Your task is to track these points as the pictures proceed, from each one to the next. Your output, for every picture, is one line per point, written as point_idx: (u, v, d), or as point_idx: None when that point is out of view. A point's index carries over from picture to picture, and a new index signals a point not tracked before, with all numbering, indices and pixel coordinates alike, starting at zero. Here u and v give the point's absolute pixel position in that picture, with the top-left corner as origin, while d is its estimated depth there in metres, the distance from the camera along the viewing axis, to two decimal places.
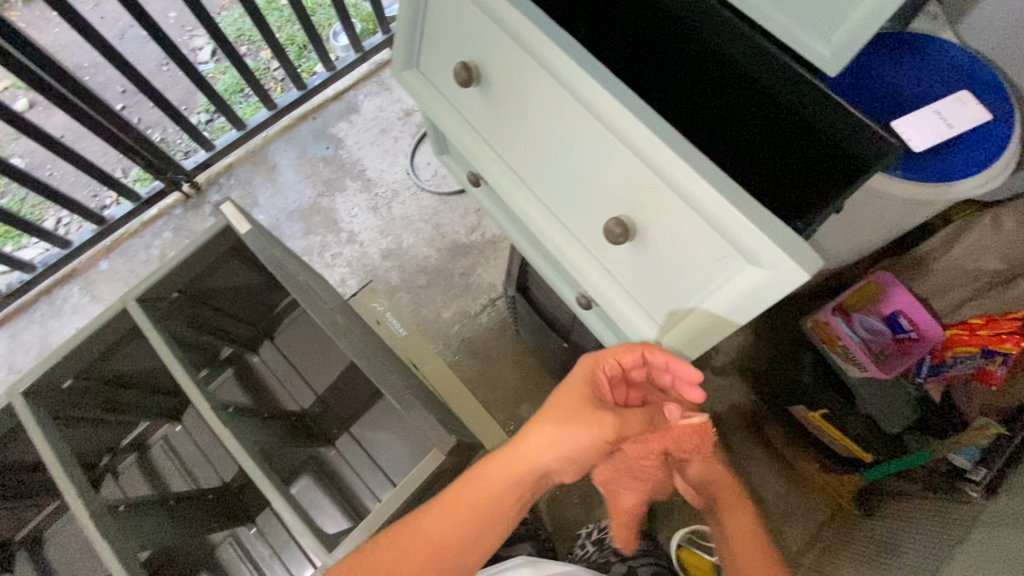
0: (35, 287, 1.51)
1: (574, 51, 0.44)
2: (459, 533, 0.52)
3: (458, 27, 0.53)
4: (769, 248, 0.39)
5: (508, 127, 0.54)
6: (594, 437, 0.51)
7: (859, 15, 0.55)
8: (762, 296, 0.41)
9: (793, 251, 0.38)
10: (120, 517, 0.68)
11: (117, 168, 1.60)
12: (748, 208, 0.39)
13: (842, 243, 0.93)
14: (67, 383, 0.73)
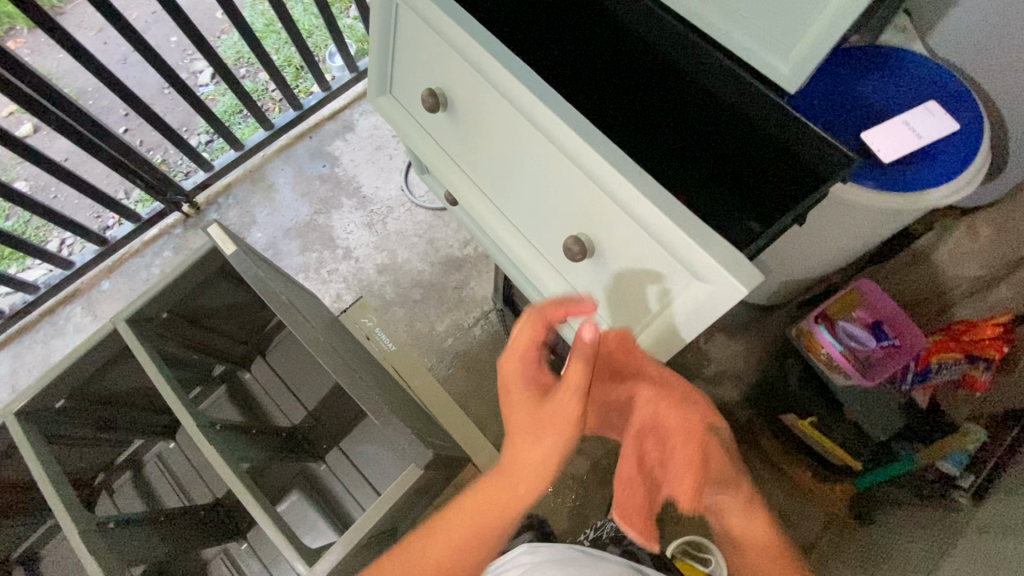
0: (39, 308, 1.54)
1: (529, 80, 0.47)
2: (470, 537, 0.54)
3: (425, 57, 0.56)
4: (711, 265, 0.41)
5: (474, 150, 0.57)
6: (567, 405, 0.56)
7: (814, 34, 0.57)
8: (709, 310, 0.44)
9: (734, 267, 0.40)
10: (109, 532, 0.69)
11: (119, 189, 1.64)
12: (692, 228, 0.41)
13: (820, 253, 0.94)
14: (59, 403, 0.75)
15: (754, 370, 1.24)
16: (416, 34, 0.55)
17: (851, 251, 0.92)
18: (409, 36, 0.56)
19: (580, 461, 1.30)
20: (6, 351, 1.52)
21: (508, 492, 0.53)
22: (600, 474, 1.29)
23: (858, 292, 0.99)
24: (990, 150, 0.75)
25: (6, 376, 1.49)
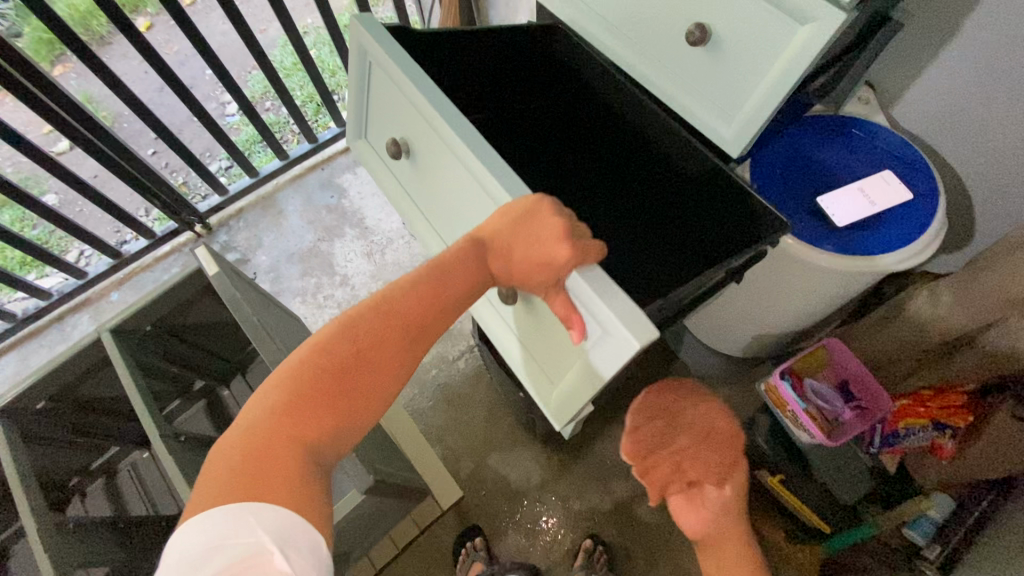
0: (50, 314, 1.62)
1: (473, 142, 0.52)
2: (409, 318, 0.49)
3: (392, 108, 0.61)
4: (613, 320, 0.45)
5: (433, 192, 0.62)
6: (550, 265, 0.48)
7: (754, 104, 0.62)
8: (615, 360, 0.47)
9: (635, 328, 0.44)
10: (67, 532, 0.72)
11: (140, 208, 1.74)
12: (601, 287, 0.46)
13: (786, 310, 0.96)
14: (40, 405, 0.80)
15: None
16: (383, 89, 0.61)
17: (809, 313, 0.96)
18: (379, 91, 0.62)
19: (551, 503, 1.30)
20: (12, 353, 1.59)
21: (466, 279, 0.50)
22: (570, 518, 1.29)
23: (826, 350, 1.00)
24: (944, 220, 0.78)
25: (10, 377, 1.56)
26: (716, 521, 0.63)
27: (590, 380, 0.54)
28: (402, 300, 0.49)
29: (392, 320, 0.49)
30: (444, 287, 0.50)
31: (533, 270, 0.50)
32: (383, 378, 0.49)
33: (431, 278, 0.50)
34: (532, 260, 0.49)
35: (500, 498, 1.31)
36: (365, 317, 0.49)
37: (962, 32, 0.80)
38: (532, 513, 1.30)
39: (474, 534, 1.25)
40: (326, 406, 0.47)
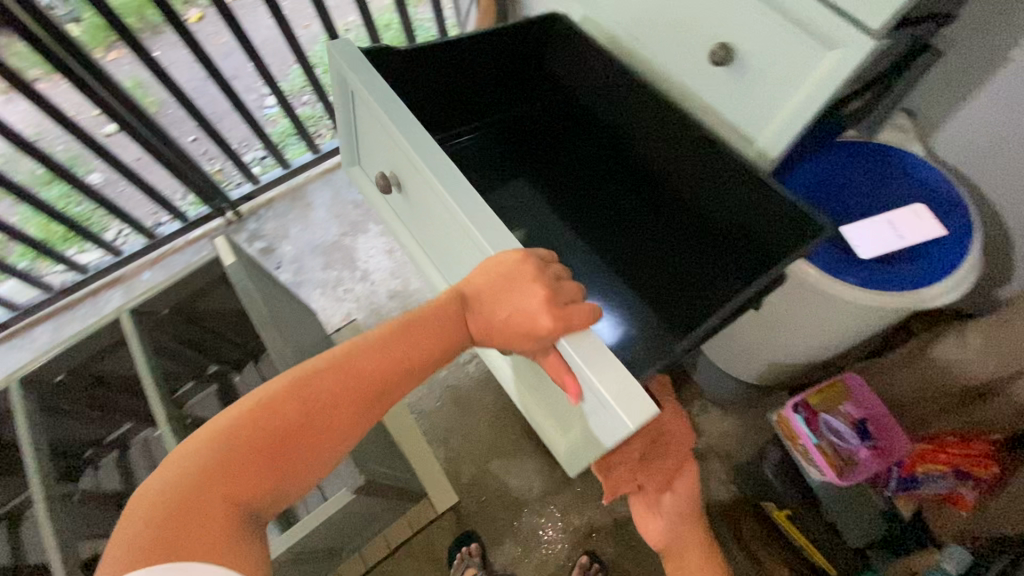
0: (85, 288, 1.70)
1: (447, 182, 0.60)
2: (378, 374, 0.51)
3: (388, 150, 0.70)
4: (614, 394, 0.49)
5: (431, 223, 0.70)
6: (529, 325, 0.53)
7: (783, 116, 0.64)
8: (612, 431, 0.53)
9: (634, 413, 0.48)
10: (68, 503, 0.75)
11: (177, 191, 1.79)
12: (599, 360, 0.51)
13: (802, 341, 0.93)
14: (61, 378, 0.84)
15: (741, 451, 1.19)
16: (367, 122, 0.73)
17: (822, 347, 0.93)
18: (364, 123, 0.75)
19: (550, 516, 1.29)
20: (48, 322, 1.68)
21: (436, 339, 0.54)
22: (568, 533, 1.27)
23: (843, 385, 0.96)
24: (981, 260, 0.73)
25: (44, 345, 1.65)
26: (672, 517, 0.75)
27: (587, 439, 0.62)
28: (370, 357, 0.52)
29: (358, 377, 0.50)
30: (415, 344, 0.53)
31: (514, 331, 0.54)
32: (337, 432, 0.50)
33: (403, 340, 0.53)
34: (515, 324, 0.54)
35: (499, 506, 1.31)
36: (329, 371, 0.50)
37: (1010, 64, 0.76)
38: (530, 524, 1.29)
39: (470, 540, 1.25)
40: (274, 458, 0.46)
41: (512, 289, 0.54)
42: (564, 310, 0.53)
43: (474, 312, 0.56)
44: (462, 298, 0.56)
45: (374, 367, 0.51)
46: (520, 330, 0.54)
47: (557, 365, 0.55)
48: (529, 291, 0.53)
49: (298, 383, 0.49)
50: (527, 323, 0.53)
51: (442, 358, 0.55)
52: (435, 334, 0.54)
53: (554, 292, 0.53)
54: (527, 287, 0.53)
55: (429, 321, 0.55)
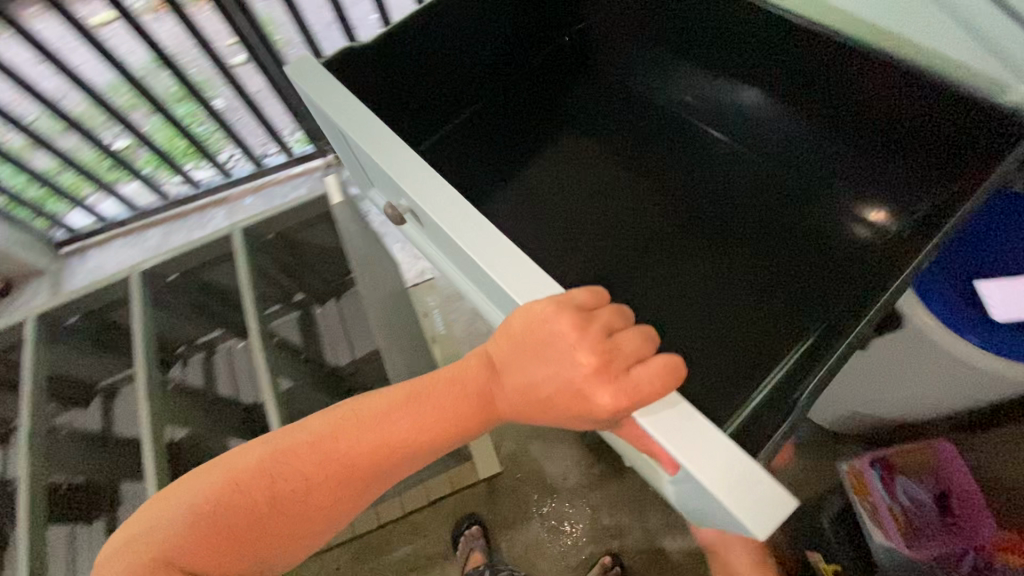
0: (196, 202, 1.91)
1: (424, 185, 0.68)
2: (407, 443, 0.55)
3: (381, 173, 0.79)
4: (730, 491, 0.47)
5: (444, 243, 0.77)
6: (567, 393, 0.53)
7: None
8: (730, 521, 0.51)
9: (750, 507, 0.46)
10: (162, 391, 0.84)
11: (287, 126, 1.85)
12: (704, 441, 0.49)
13: (904, 392, 0.87)
14: (172, 278, 0.93)
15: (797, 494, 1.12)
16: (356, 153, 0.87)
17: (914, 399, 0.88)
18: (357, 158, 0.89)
19: (580, 508, 1.29)
20: (160, 227, 1.90)
21: (465, 412, 0.56)
22: (594, 529, 1.27)
23: (932, 452, 0.89)
24: None
25: (155, 245, 1.87)
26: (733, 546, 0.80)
27: (694, 509, 0.63)
28: (359, 441, 0.54)
29: (380, 449, 0.54)
30: (446, 416, 0.56)
31: (560, 401, 0.54)
32: (356, 488, 0.55)
33: (407, 425, 0.55)
34: (552, 398, 0.54)
35: (531, 486, 1.32)
36: (303, 453, 0.54)
37: None
38: (558, 510, 1.30)
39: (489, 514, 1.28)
40: (238, 538, 0.52)
41: (552, 354, 0.54)
42: (610, 373, 0.52)
43: (500, 378, 0.58)
44: (491, 361, 0.59)
45: (360, 454, 0.54)
46: (568, 401, 0.53)
47: (638, 435, 0.55)
48: (569, 357, 0.52)
49: (268, 461, 0.54)
50: (574, 395, 0.52)
51: (450, 442, 0.57)
52: (437, 421, 0.55)
53: (607, 363, 0.52)
54: (574, 350, 0.52)
55: (433, 400, 0.56)
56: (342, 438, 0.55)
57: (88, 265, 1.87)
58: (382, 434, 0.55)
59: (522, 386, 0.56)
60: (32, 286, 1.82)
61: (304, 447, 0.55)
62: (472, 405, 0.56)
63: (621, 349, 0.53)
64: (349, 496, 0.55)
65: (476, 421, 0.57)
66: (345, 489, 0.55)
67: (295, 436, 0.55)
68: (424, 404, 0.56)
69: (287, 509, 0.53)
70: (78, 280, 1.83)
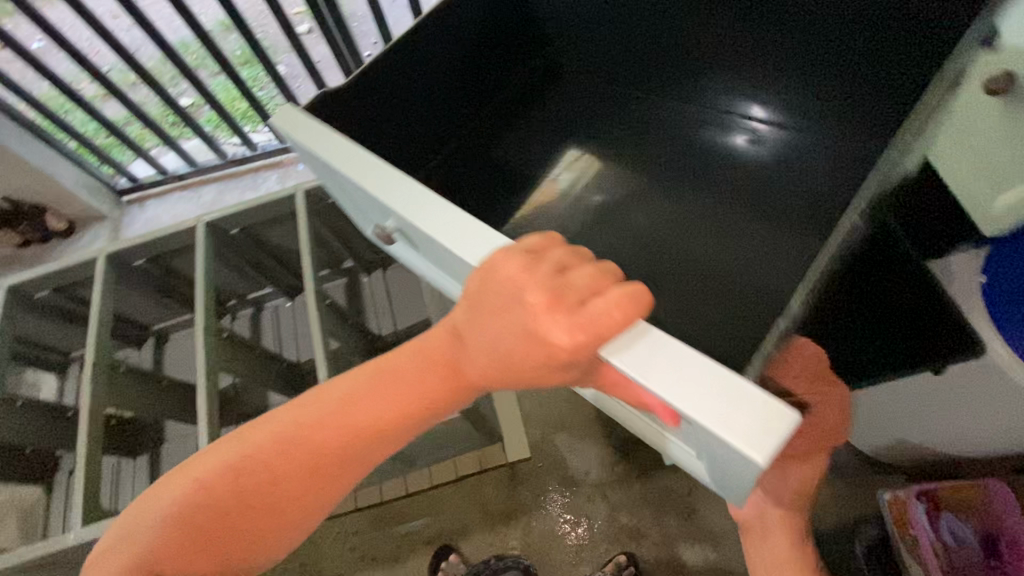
0: (251, 164, 1.93)
1: (368, 173, 0.69)
2: (380, 416, 0.58)
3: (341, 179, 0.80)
4: (720, 417, 0.43)
5: (417, 243, 0.77)
6: (527, 347, 0.51)
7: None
8: (740, 466, 0.45)
9: (749, 434, 0.41)
10: (217, 338, 0.89)
11: None
12: (683, 368, 0.46)
13: (963, 425, 0.84)
14: (234, 232, 0.98)
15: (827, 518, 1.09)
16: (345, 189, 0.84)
17: (953, 413, 0.83)
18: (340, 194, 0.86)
19: (599, 505, 1.29)
20: (215, 185, 1.93)
21: (438, 386, 0.58)
22: (612, 527, 1.27)
23: (983, 490, 0.85)
24: None
25: (209, 202, 1.90)
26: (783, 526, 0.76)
27: (724, 481, 0.58)
28: (313, 426, 0.59)
29: (352, 423, 0.58)
30: (415, 387, 0.58)
31: (518, 356, 0.53)
32: (342, 463, 0.59)
33: (365, 403, 0.58)
34: (501, 364, 0.54)
35: (552, 477, 1.32)
36: (262, 443, 0.60)
37: None
38: (578, 504, 1.29)
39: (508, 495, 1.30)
40: (233, 514, 0.59)
41: (502, 302, 0.54)
42: (560, 310, 0.51)
43: (464, 344, 0.58)
44: (457, 331, 0.59)
45: (327, 439, 0.58)
46: (529, 356, 0.52)
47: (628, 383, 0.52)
48: (518, 308, 0.52)
49: (254, 446, 0.60)
50: (534, 350, 0.51)
51: (426, 415, 0.60)
52: (398, 408, 0.58)
53: (560, 299, 0.51)
54: (523, 295, 0.52)
55: (389, 381, 0.59)
56: (317, 418, 0.59)
57: (146, 216, 1.93)
58: (355, 409, 0.58)
59: (481, 352, 0.56)
60: (93, 231, 1.89)
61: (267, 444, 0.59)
62: (439, 375, 0.58)
63: (576, 288, 0.52)
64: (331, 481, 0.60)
65: (452, 391, 0.59)
66: (324, 475, 0.59)
67: (257, 435, 0.60)
68: (393, 375, 0.59)
69: (276, 494, 0.59)
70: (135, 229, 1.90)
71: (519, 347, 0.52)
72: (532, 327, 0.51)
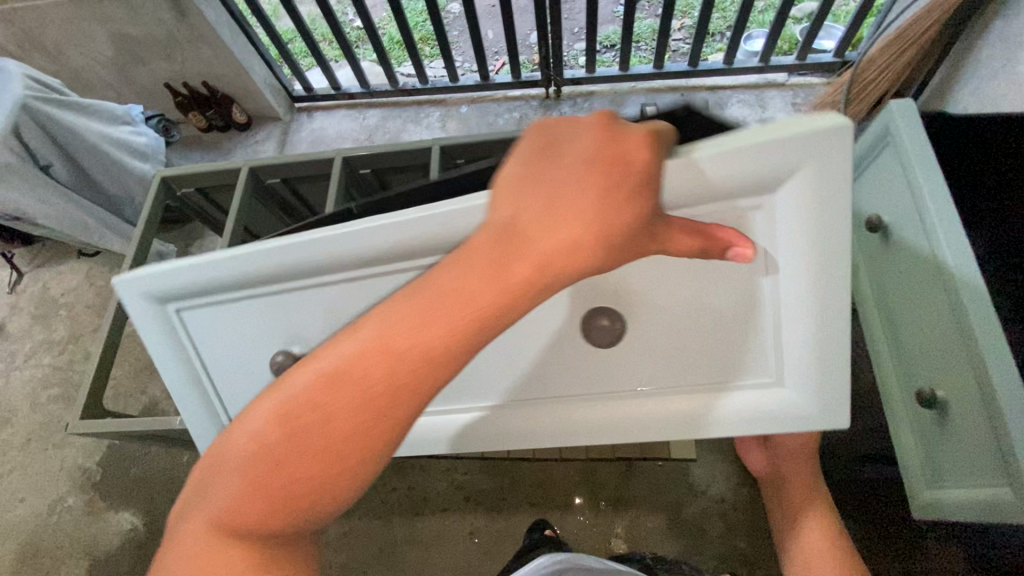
0: (418, 96, 2.01)
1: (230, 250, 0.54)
2: (411, 347, 0.40)
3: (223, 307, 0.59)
4: (806, 130, 0.43)
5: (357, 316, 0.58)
6: (596, 195, 0.39)
7: None
8: (833, 176, 0.45)
9: (809, 120, 0.43)
10: None
11: (525, 53, 2.06)
12: (747, 136, 0.43)
13: None
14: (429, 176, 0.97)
15: None
16: (210, 317, 0.60)
17: None
18: (214, 344, 0.62)
19: (714, 523, 1.23)
20: (380, 110, 2.02)
21: (495, 294, 0.40)
22: (725, 548, 1.21)
23: None
24: None
25: (374, 124, 1.99)
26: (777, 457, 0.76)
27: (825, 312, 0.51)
28: (310, 370, 0.42)
29: (367, 364, 0.41)
30: (448, 299, 0.41)
31: (595, 205, 0.39)
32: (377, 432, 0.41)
33: (386, 323, 0.41)
34: (577, 224, 0.40)
35: (668, 478, 1.28)
36: (263, 406, 0.43)
37: None
38: (691, 515, 1.25)
39: (620, 483, 1.29)
40: (263, 501, 0.42)
41: (540, 162, 0.42)
42: (625, 142, 0.40)
43: (517, 243, 0.41)
44: (505, 231, 0.41)
45: (337, 369, 0.41)
46: (609, 206, 0.40)
47: (692, 229, 0.45)
48: (570, 160, 0.40)
49: (252, 444, 0.42)
50: (615, 186, 0.39)
51: (479, 338, 0.41)
52: (431, 313, 0.40)
53: (611, 119, 0.41)
54: (565, 142, 0.41)
55: (410, 303, 0.41)
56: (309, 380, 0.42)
57: (313, 126, 2.02)
58: (370, 348, 0.41)
59: (547, 234, 0.40)
60: (265, 130, 2.01)
61: (270, 407, 0.42)
62: (489, 274, 0.40)
63: (616, 123, 0.41)
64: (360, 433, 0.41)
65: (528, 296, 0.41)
66: (359, 428, 0.41)
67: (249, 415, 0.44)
68: (418, 293, 0.42)
69: (299, 463, 0.41)
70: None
71: (589, 198, 0.39)
72: (590, 166, 0.40)
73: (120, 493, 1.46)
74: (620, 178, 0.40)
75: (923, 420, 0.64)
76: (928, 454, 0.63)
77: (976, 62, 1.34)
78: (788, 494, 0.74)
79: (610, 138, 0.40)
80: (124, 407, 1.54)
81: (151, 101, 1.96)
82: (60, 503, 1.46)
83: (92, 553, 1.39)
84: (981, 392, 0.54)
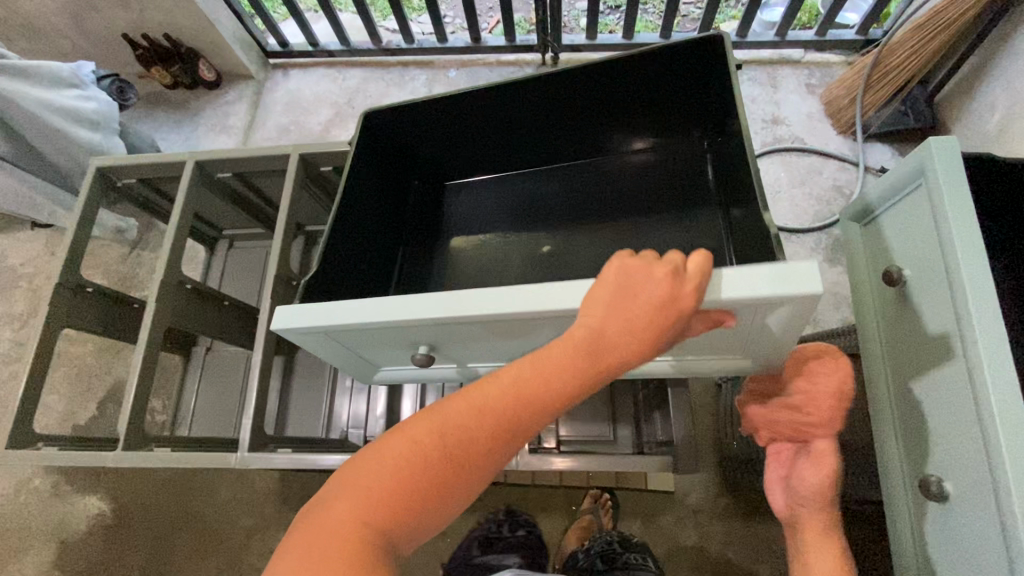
0: (402, 56, 1.84)
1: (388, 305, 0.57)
2: (529, 407, 0.45)
3: (371, 335, 0.66)
4: (790, 285, 0.47)
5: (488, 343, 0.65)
6: (653, 321, 0.46)
7: None
8: (808, 306, 0.50)
9: (791, 282, 0.47)
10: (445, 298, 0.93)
11: (520, 10, 1.88)
12: (739, 279, 0.49)
13: None
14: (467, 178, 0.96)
15: None
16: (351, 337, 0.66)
17: None
18: (352, 345, 0.70)
19: (688, 531, 1.22)
20: (362, 69, 1.86)
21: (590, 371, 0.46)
22: (699, 558, 1.20)
23: None
24: None
25: (354, 86, 1.84)
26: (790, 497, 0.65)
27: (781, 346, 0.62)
28: (466, 399, 0.45)
29: (495, 417, 0.45)
30: (563, 369, 0.46)
31: (663, 325, 0.46)
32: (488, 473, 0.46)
33: (525, 372, 0.46)
34: (638, 341, 0.46)
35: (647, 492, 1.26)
36: (419, 425, 0.44)
37: None
38: (669, 526, 1.23)
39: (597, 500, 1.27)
40: (400, 503, 0.42)
41: (619, 280, 0.47)
42: (683, 282, 0.46)
43: (602, 339, 0.46)
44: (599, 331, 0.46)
45: (490, 399, 0.45)
46: (654, 330, 0.46)
47: (703, 318, 0.52)
48: (646, 281, 0.46)
49: (379, 465, 0.43)
50: (664, 321, 0.46)
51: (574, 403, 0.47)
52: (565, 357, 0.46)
53: (677, 270, 0.46)
54: (645, 274, 0.46)
55: (533, 370, 0.46)
56: (441, 424, 0.44)
57: (290, 86, 1.86)
58: (498, 404, 0.45)
59: (625, 338, 0.46)
60: (236, 90, 1.86)
61: (424, 422, 0.44)
62: (586, 362, 0.46)
63: (677, 266, 0.46)
64: (494, 456, 0.45)
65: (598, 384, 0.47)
66: (492, 451, 0.45)
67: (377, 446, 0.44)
68: (542, 357, 0.47)
69: (444, 473, 0.43)
70: (269, 126, 1.80)
71: (650, 322, 0.46)
72: (655, 299, 0.45)
73: (88, 476, 1.43)
74: (666, 316, 0.46)
75: (924, 507, 0.62)
76: (936, 546, 0.60)
77: (1011, 51, 1.20)
78: (802, 539, 0.63)
79: (674, 277, 0.46)
80: (88, 387, 1.48)
81: (110, 52, 1.79)
82: (27, 484, 1.42)
83: (61, 536, 1.37)
84: (996, 486, 0.50)
